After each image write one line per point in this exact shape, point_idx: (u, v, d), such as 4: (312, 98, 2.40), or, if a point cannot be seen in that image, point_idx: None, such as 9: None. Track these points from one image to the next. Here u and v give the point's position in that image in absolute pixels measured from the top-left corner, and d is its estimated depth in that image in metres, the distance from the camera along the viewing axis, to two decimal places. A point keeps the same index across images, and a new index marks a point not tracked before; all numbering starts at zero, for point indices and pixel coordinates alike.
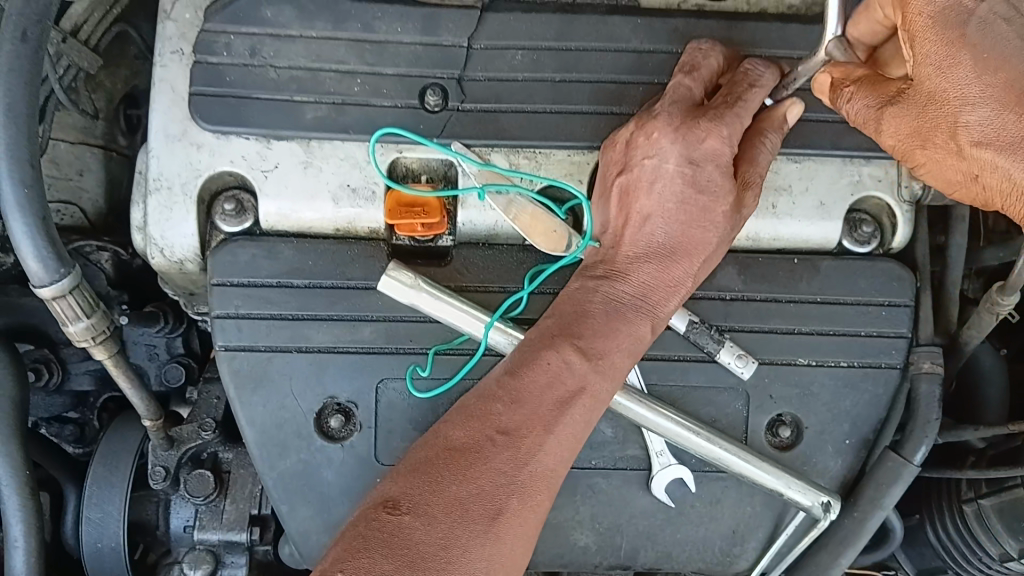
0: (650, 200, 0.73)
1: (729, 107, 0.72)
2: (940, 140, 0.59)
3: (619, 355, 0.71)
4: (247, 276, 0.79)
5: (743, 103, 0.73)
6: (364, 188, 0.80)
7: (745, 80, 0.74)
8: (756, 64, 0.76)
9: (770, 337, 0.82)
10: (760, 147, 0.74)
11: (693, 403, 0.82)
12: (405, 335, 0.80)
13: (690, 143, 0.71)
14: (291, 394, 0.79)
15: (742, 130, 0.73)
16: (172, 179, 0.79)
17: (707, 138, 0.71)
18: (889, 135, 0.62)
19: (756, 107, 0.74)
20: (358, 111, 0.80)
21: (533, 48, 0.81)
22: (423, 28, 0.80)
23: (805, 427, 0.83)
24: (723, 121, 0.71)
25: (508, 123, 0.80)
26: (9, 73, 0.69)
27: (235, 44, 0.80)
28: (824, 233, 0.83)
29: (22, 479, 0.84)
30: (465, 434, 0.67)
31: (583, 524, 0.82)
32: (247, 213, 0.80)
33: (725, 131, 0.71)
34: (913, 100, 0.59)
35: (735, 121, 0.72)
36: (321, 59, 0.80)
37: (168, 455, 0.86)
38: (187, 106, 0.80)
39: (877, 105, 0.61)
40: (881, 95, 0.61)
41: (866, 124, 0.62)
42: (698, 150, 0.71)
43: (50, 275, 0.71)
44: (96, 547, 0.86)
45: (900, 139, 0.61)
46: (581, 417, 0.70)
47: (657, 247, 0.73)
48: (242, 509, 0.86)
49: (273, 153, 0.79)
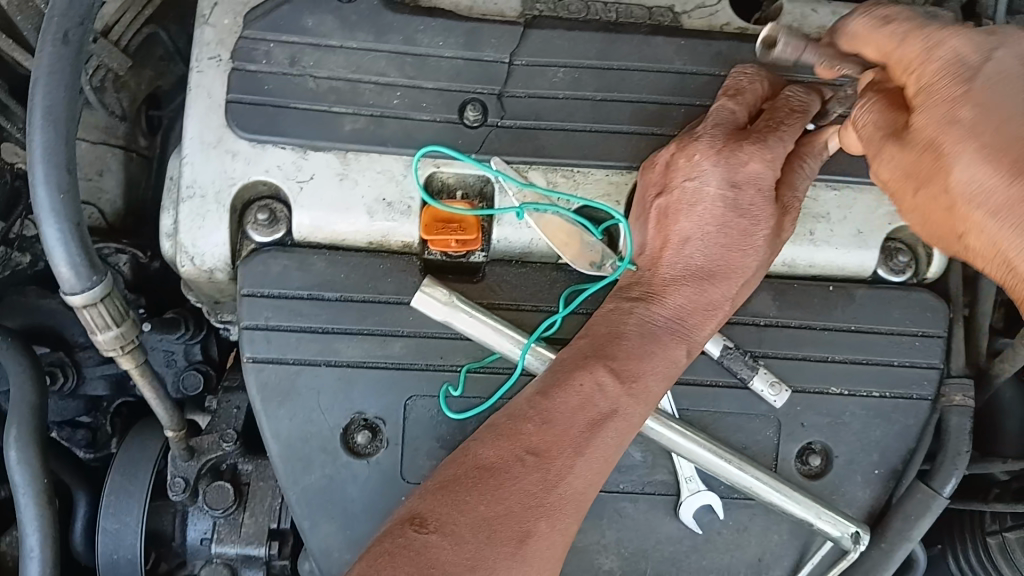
0: (688, 222, 0.72)
1: (773, 132, 0.71)
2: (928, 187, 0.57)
3: (653, 379, 0.71)
4: (278, 287, 0.78)
5: (786, 129, 0.72)
6: (399, 203, 0.79)
7: (790, 108, 0.73)
8: (800, 92, 0.75)
9: (803, 365, 0.82)
10: (794, 168, 0.74)
11: (723, 429, 0.81)
12: (436, 352, 0.79)
13: (732, 166, 0.71)
14: (319, 409, 0.78)
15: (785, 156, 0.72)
16: (204, 187, 0.78)
17: (750, 162, 0.71)
18: (885, 170, 0.60)
19: (800, 132, 0.73)
20: (396, 124, 0.79)
21: (575, 66, 0.80)
22: (465, 43, 0.80)
23: (835, 456, 0.82)
24: (767, 145, 0.71)
25: (548, 141, 0.79)
26: (49, 75, 0.68)
27: (274, 53, 0.79)
28: (861, 260, 0.83)
29: (41, 487, 0.82)
30: (496, 453, 0.67)
31: (609, 548, 0.81)
32: (280, 224, 0.79)
33: (767, 155, 0.71)
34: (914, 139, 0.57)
35: (778, 147, 0.71)
36: (361, 71, 0.79)
37: (187, 466, 0.85)
38: (223, 113, 0.78)
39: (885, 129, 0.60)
40: (887, 121, 0.60)
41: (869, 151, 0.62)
42: (739, 173, 0.71)
43: (82, 283, 0.69)
44: (112, 558, 0.84)
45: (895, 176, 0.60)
46: (614, 440, 0.69)
47: (694, 270, 0.72)
48: (261, 522, 0.84)
49: (309, 164, 0.78)
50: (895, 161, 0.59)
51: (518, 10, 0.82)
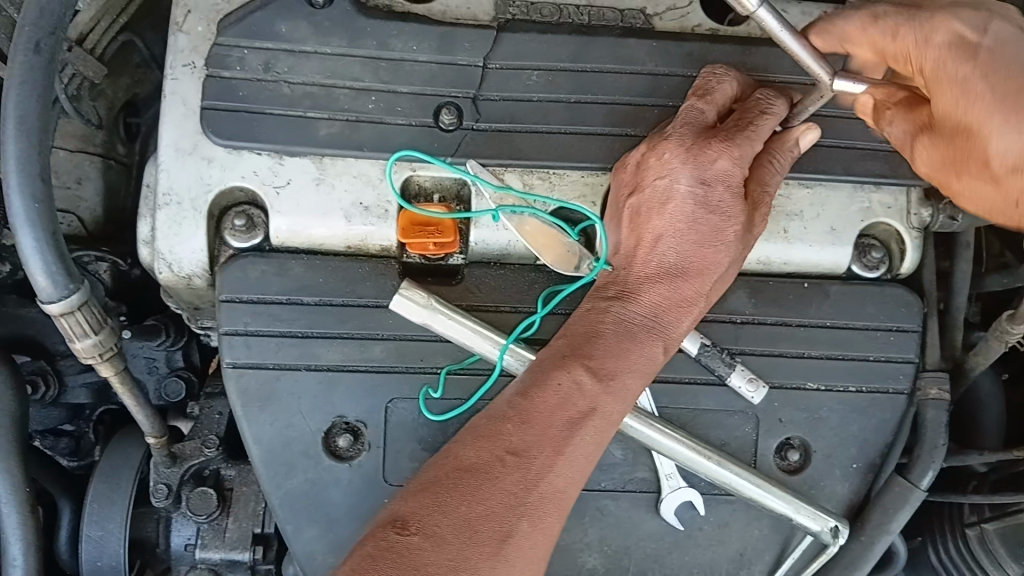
0: (662, 220, 0.73)
1: (741, 131, 0.72)
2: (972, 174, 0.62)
3: (631, 376, 0.71)
4: (256, 292, 0.78)
5: (755, 128, 0.73)
6: (377, 207, 0.80)
7: (760, 109, 0.74)
8: (769, 92, 0.76)
9: (781, 361, 0.83)
10: (765, 166, 0.74)
11: (703, 426, 0.82)
12: (416, 354, 0.80)
13: (701, 164, 0.72)
14: (300, 414, 0.78)
15: (753, 153, 0.73)
16: (181, 193, 0.78)
17: (718, 159, 0.71)
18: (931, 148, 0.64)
19: (769, 132, 0.74)
20: (372, 128, 0.79)
21: (549, 69, 0.81)
22: (439, 47, 0.80)
23: (813, 451, 0.83)
24: (735, 142, 0.72)
25: (523, 144, 0.80)
26: (21, 85, 0.68)
27: (248, 59, 0.79)
28: (835, 256, 0.84)
29: (23, 497, 0.82)
30: (476, 454, 0.67)
31: (591, 547, 0.81)
32: (258, 229, 0.79)
33: (736, 152, 0.72)
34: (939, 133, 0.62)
35: (746, 144, 0.72)
36: (335, 76, 0.79)
37: (170, 472, 0.85)
38: (198, 120, 0.79)
39: (913, 129, 0.65)
40: (915, 120, 0.65)
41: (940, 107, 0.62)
42: (709, 171, 0.72)
43: (59, 291, 0.69)
44: (95, 566, 0.84)
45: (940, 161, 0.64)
46: (592, 438, 0.70)
47: (669, 268, 0.73)
48: (245, 527, 0.85)
49: (285, 169, 0.79)
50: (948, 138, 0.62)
51: (492, 13, 0.83)
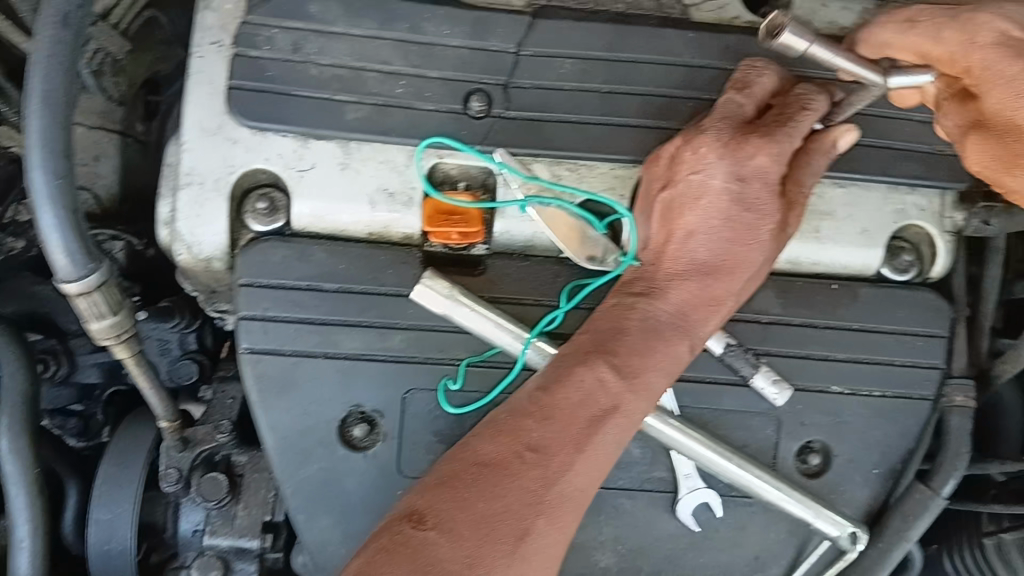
0: (694, 216, 0.71)
1: (782, 127, 0.71)
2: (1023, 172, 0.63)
3: (656, 376, 0.70)
4: (277, 277, 0.77)
5: (796, 125, 0.71)
6: (401, 194, 0.78)
7: (801, 105, 0.73)
8: (811, 89, 0.74)
9: (807, 363, 0.81)
10: (804, 165, 0.72)
11: (724, 427, 0.80)
12: (435, 345, 0.78)
13: (739, 160, 0.70)
14: (316, 402, 0.77)
15: (791, 153, 0.71)
16: (204, 173, 0.77)
17: (756, 155, 0.70)
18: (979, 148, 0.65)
19: (809, 129, 0.72)
20: (401, 114, 0.77)
21: (582, 58, 0.79)
22: (472, 32, 0.78)
23: (835, 455, 0.82)
24: (775, 139, 0.70)
25: (554, 133, 0.78)
26: (47, 58, 0.66)
27: (277, 39, 0.77)
28: (864, 258, 0.83)
29: (32, 477, 0.81)
30: (495, 450, 0.66)
31: (606, 545, 0.80)
32: (280, 213, 0.77)
33: (775, 149, 0.70)
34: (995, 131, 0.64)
35: (787, 142, 0.70)
36: (365, 59, 0.77)
37: (181, 457, 0.84)
38: (224, 100, 0.77)
39: (964, 125, 0.66)
40: (965, 117, 0.66)
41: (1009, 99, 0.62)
42: (746, 167, 0.70)
43: (77, 270, 0.68)
44: (104, 549, 0.83)
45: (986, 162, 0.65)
46: (614, 437, 0.68)
47: (698, 266, 0.71)
48: (255, 514, 0.83)
49: (310, 153, 0.77)
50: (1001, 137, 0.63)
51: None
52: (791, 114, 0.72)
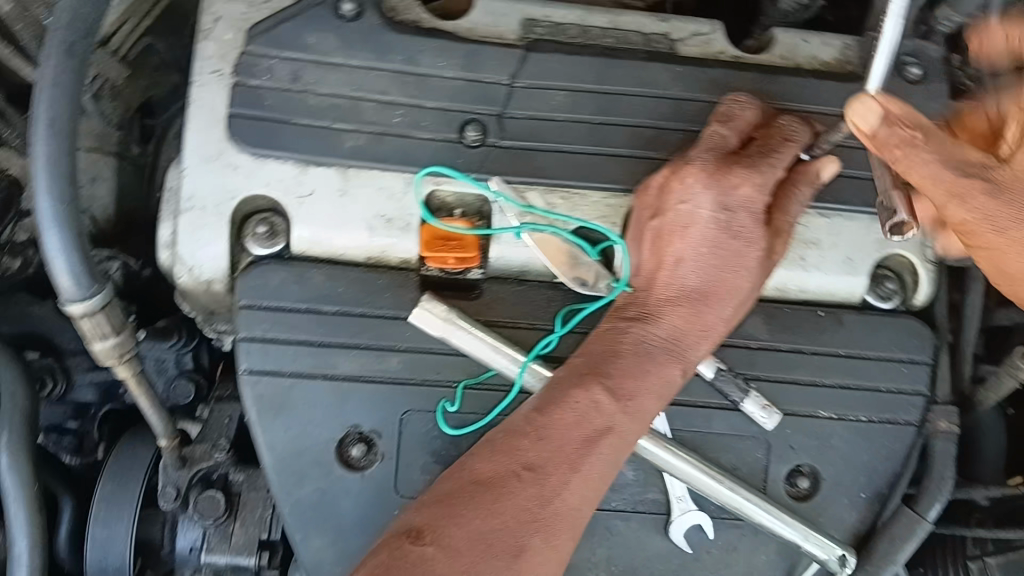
0: (684, 243, 0.73)
1: (764, 158, 0.74)
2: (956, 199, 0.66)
3: (648, 399, 0.71)
4: (276, 300, 0.79)
5: (778, 156, 0.74)
6: (398, 219, 0.80)
7: (783, 136, 0.76)
8: (794, 122, 0.77)
9: (793, 388, 0.83)
10: (790, 195, 0.75)
11: (714, 451, 0.82)
12: (431, 367, 0.80)
13: (724, 190, 0.73)
14: (314, 422, 0.79)
15: (776, 181, 0.74)
16: (205, 199, 0.78)
17: (741, 186, 0.73)
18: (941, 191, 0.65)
19: (794, 160, 0.75)
20: (397, 141, 0.79)
21: (574, 90, 0.81)
22: (466, 64, 0.81)
23: (822, 478, 0.84)
24: (758, 170, 0.73)
25: (546, 162, 0.80)
26: (53, 86, 0.68)
27: (277, 68, 0.79)
28: (849, 286, 0.85)
29: (30, 497, 0.81)
30: (491, 469, 0.67)
31: (599, 566, 0.81)
32: (280, 237, 0.79)
33: (758, 179, 0.73)
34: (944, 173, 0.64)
35: (769, 172, 0.73)
36: (363, 88, 0.80)
37: (179, 475, 0.85)
38: (224, 127, 0.79)
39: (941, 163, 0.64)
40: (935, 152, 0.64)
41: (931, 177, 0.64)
42: (731, 197, 0.73)
43: (82, 291, 0.68)
44: (100, 566, 0.83)
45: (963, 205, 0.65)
46: (607, 458, 0.70)
47: (689, 291, 0.73)
48: (252, 533, 0.84)
49: (309, 179, 0.79)
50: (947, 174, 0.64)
51: (518, 33, 0.83)
52: (774, 145, 0.75)
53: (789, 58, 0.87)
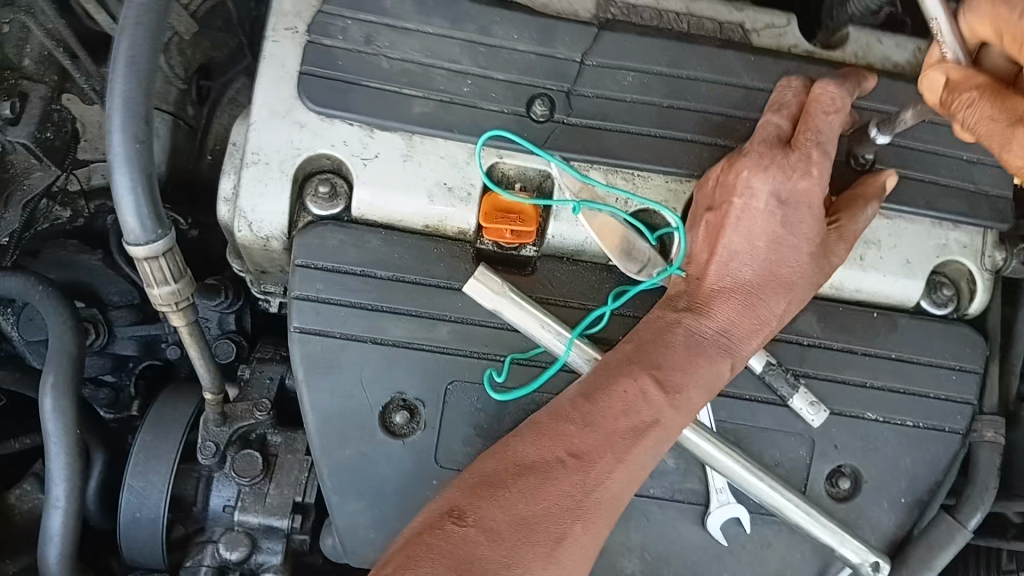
0: (738, 238, 0.73)
1: (814, 143, 0.71)
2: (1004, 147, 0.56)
3: (696, 392, 0.71)
4: (332, 260, 0.79)
5: (827, 139, 0.72)
6: (460, 188, 0.80)
7: (826, 106, 0.72)
8: (832, 87, 0.72)
9: (842, 387, 0.82)
10: (858, 210, 0.76)
11: (759, 444, 0.82)
12: (480, 339, 0.80)
13: (780, 183, 0.71)
14: (360, 385, 0.78)
15: (829, 164, 0.72)
16: (270, 155, 0.78)
17: (797, 178, 0.71)
18: (1015, 158, 0.55)
19: (835, 133, 0.72)
20: (464, 111, 0.79)
21: (644, 72, 0.81)
22: (539, 39, 0.81)
23: (864, 479, 0.83)
24: (812, 160, 0.71)
25: (612, 142, 0.80)
26: (137, 27, 0.68)
27: (351, 30, 0.79)
28: (905, 290, 0.84)
29: (71, 439, 0.81)
30: (536, 452, 0.66)
31: (633, 552, 0.81)
32: (340, 199, 0.79)
33: (813, 171, 0.71)
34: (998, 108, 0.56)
35: (822, 160, 0.71)
36: (434, 55, 0.80)
37: (219, 432, 0.85)
38: (295, 85, 0.79)
39: (1004, 120, 0.56)
40: (1008, 111, 0.56)
41: (988, 138, 0.57)
42: (786, 190, 0.71)
43: (147, 233, 0.67)
44: (134, 516, 0.83)
45: None
46: (651, 449, 0.69)
47: (743, 286, 0.73)
48: (286, 494, 0.84)
49: (374, 142, 0.79)
50: (980, 120, 0.57)
51: (592, 12, 0.84)
52: (818, 126, 0.71)
53: (862, 57, 0.87)
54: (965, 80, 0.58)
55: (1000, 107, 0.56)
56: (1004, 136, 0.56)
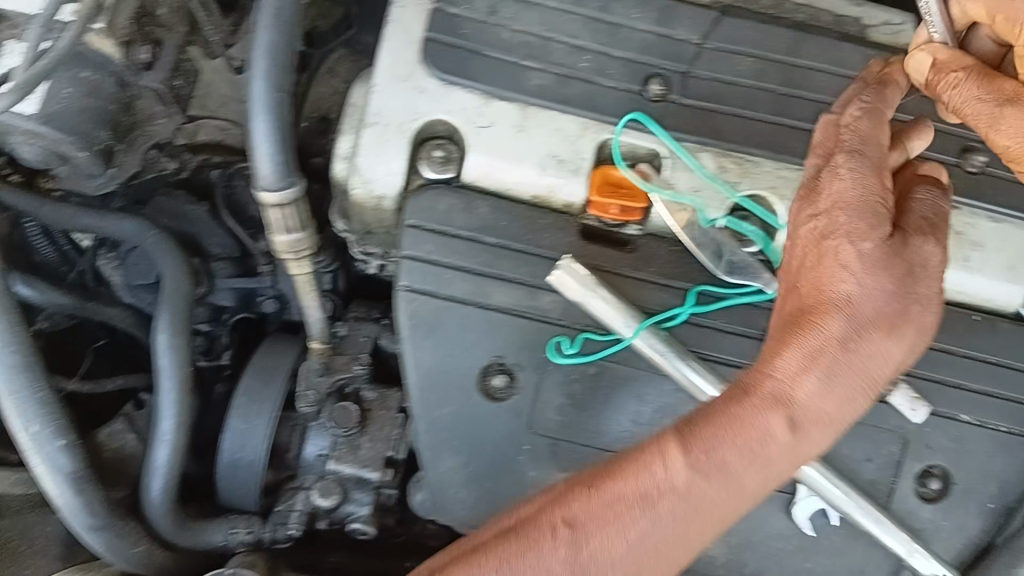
0: (800, 275, 0.70)
1: (840, 151, 0.70)
2: (1001, 118, 0.66)
3: (730, 450, 0.62)
4: (442, 223, 0.81)
5: (859, 148, 0.70)
6: (570, 161, 0.81)
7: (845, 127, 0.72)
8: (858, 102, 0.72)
9: (938, 386, 0.82)
10: (916, 197, 0.72)
11: (849, 437, 0.82)
12: (581, 312, 0.81)
13: (815, 207, 0.70)
14: (462, 347, 0.81)
15: (874, 173, 0.69)
16: (390, 117, 0.81)
17: (830, 184, 0.70)
18: (1005, 135, 0.67)
19: (874, 138, 0.70)
20: (581, 86, 0.81)
21: (761, 58, 0.82)
22: (659, 19, 0.82)
23: (954, 482, 0.83)
24: (834, 166, 0.70)
25: (724, 125, 0.81)
26: None
27: (476, 0, 0.82)
28: (1008, 294, 0.84)
29: (182, 375, 0.85)
30: (530, 524, 0.64)
31: (716, 533, 0.83)
32: (452, 164, 0.81)
33: (842, 171, 0.69)
34: (982, 86, 0.67)
35: (857, 161, 0.69)
36: (555, 30, 0.81)
37: (321, 380, 0.89)
38: (418, 50, 0.81)
39: (992, 98, 0.67)
40: (994, 91, 0.67)
41: (977, 117, 0.68)
42: (824, 206, 0.70)
43: (279, 181, 0.70)
44: (235, 457, 0.87)
45: (1016, 137, 0.66)
46: (667, 523, 0.62)
47: (792, 330, 0.67)
48: (379, 449, 0.87)
49: (491, 111, 0.81)
50: (966, 96, 0.68)
51: None
52: (841, 141, 0.71)
53: None
54: (952, 61, 0.69)
55: (982, 86, 0.67)
56: (992, 114, 0.67)
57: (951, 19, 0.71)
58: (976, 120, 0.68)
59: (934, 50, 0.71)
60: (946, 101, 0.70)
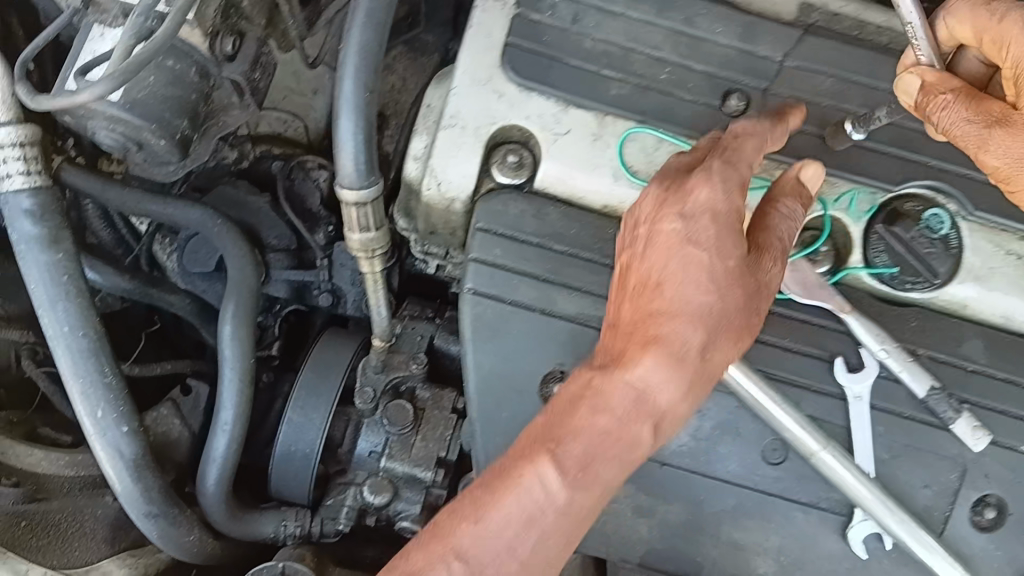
0: (644, 263, 0.67)
1: (727, 158, 0.68)
2: (991, 136, 0.67)
3: (576, 448, 0.62)
4: (513, 229, 0.80)
5: (730, 155, 0.68)
6: (644, 173, 0.81)
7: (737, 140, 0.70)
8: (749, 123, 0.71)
9: (1001, 418, 0.82)
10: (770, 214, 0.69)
11: (908, 463, 0.81)
12: None
13: (679, 203, 0.67)
14: (524, 353, 0.80)
15: (737, 180, 0.67)
16: (467, 119, 0.81)
17: (698, 191, 0.66)
18: (995, 155, 0.67)
19: (750, 156, 0.69)
20: (660, 97, 0.81)
21: (841, 79, 0.82)
22: (742, 35, 0.82)
23: (1009, 512, 0.81)
24: (715, 170, 0.67)
25: (801, 144, 0.81)
26: None
27: (560, 8, 0.82)
28: None
29: (244, 366, 0.86)
30: (425, 554, 0.61)
31: (768, 553, 0.82)
32: (525, 170, 0.81)
33: (715, 178, 0.66)
34: (971, 105, 0.67)
35: (727, 169, 0.67)
36: (637, 41, 0.81)
37: (378, 377, 0.89)
38: (499, 55, 0.81)
39: (979, 119, 0.67)
40: (981, 112, 0.67)
41: (966, 138, 0.68)
42: (689, 206, 0.66)
43: (360, 180, 0.71)
44: (290, 449, 0.87)
45: (1009, 157, 0.66)
46: (551, 550, 0.62)
47: (641, 324, 0.65)
48: (433, 449, 0.87)
49: (568, 119, 0.81)
50: (956, 119, 0.68)
51: (794, 14, 0.84)
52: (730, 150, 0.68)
53: None
54: (941, 84, 0.69)
55: (972, 108, 0.67)
56: (981, 134, 0.67)
57: (936, 42, 0.73)
58: (965, 141, 0.68)
59: (922, 70, 0.70)
60: (936, 124, 0.70)
